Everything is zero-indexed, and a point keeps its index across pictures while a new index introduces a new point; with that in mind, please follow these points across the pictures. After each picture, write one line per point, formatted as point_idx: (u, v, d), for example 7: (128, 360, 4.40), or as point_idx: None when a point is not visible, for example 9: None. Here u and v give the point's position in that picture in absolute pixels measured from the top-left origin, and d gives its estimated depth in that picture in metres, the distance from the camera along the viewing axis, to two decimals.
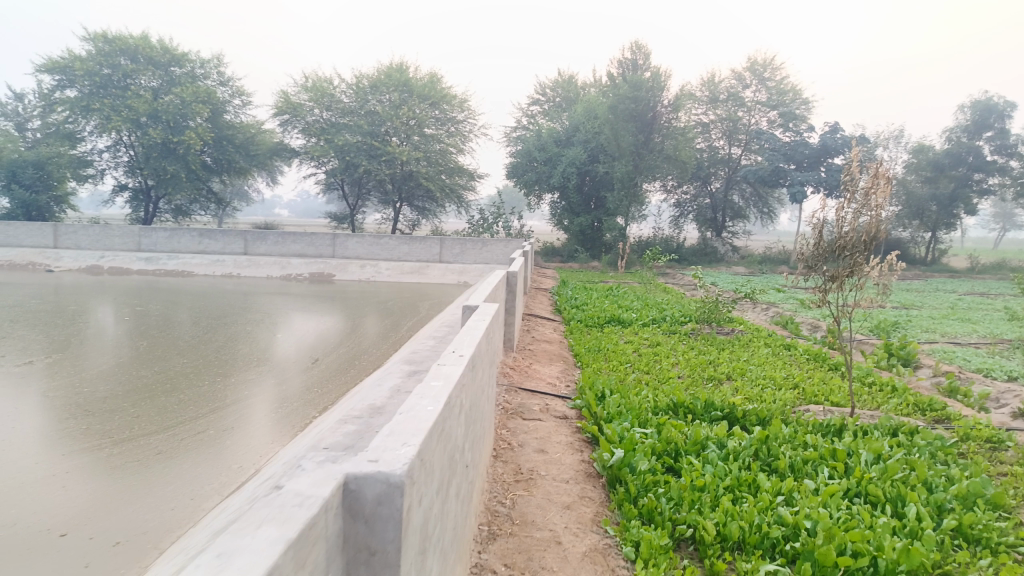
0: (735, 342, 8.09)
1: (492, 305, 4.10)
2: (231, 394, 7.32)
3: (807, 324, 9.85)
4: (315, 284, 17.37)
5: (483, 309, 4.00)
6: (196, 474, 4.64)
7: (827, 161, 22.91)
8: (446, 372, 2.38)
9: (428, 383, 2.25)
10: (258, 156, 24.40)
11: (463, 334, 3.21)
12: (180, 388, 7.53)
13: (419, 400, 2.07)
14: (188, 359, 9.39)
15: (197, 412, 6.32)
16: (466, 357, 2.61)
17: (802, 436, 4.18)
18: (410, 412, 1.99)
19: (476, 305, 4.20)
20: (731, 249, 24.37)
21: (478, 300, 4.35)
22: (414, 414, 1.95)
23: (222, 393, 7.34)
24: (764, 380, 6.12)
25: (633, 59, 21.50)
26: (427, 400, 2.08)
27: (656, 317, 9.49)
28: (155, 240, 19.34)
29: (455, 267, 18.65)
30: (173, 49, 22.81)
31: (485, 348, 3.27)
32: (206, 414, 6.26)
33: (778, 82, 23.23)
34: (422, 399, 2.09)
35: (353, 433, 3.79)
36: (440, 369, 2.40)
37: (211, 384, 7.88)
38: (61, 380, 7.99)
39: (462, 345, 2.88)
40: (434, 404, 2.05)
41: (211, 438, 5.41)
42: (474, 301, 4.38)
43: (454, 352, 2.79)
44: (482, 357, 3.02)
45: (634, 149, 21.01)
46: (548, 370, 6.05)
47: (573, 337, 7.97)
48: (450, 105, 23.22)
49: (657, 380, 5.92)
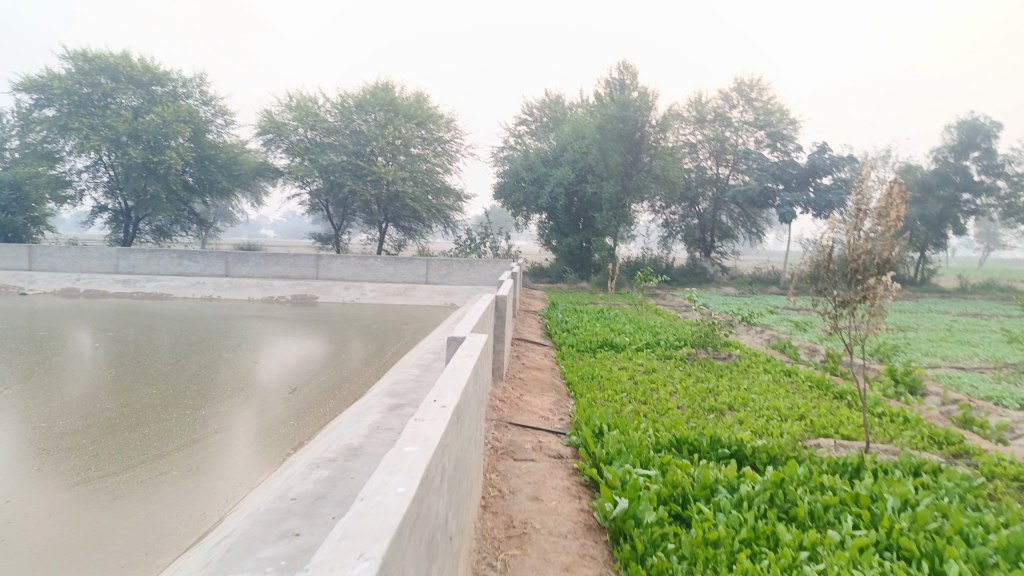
0: (734, 368, 7.76)
1: (481, 338, 3.73)
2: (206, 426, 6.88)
3: (805, 348, 9.54)
4: (298, 307, 16.92)
5: (469, 342, 3.63)
6: (154, 521, 4.22)
7: (815, 181, 22.84)
8: (423, 433, 1.99)
9: (400, 450, 1.86)
10: (240, 176, 23.99)
11: (447, 375, 2.84)
12: (151, 421, 7.05)
13: (384, 480, 1.67)
14: (161, 388, 8.93)
15: (167, 448, 5.87)
16: (449, 410, 2.20)
17: (818, 478, 3.85)
18: (373, 499, 1.59)
19: (463, 337, 3.83)
20: (720, 270, 24.17)
21: (464, 330, 3.99)
22: (376, 504, 1.56)
23: (198, 425, 6.90)
24: (767, 411, 5.80)
25: (620, 79, 21.41)
26: (395, 481, 1.68)
27: (650, 341, 9.16)
28: (133, 262, 18.85)
29: (442, 288, 18.27)
30: (154, 68, 22.48)
31: (472, 391, 2.89)
32: (178, 450, 5.82)
33: (765, 102, 23.12)
34: (388, 479, 1.69)
35: (325, 483, 3.39)
36: (418, 430, 2.02)
37: (185, 416, 7.40)
38: (22, 412, 7.53)
39: (445, 392, 2.50)
40: (405, 487, 1.65)
41: (180, 478, 4.98)
42: (460, 332, 4.01)
43: (435, 402, 2.38)
44: (468, 403, 2.64)
45: (622, 170, 21.05)
46: (540, 401, 5.68)
47: (565, 364, 7.61)
48: (436, 125, 22.95)
49: (656, 412, 5.57)
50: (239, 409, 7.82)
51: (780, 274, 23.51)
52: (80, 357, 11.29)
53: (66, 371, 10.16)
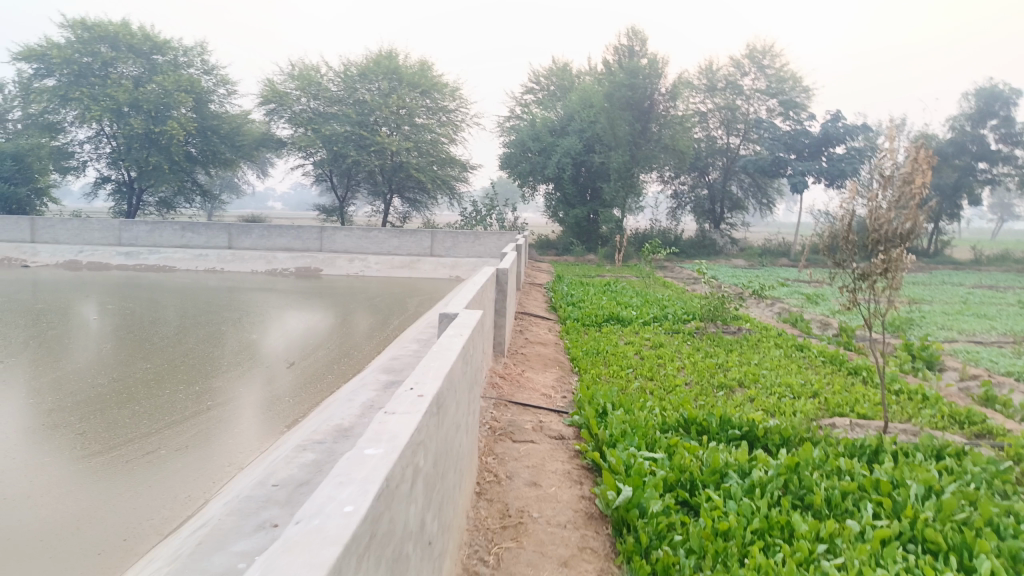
0: (743, 343, 7.51)
1: (475, 315, 3.49)
2: (205, 397, 6.72)
3: (817, 322, 9.28)
4: (302, 280, 16.73)
5: (463, 320, 3.38)
6: (136, 502, 4.07)
7: (828, 151, 22.38)
8: (390, 430, 1.73)
9: (359, 454, 1.59)
10: (244, 147, 23.67)
11: (431, 356, 2.59)
12: (145, 393, 6.80)
13: (331, 495, 1.42)
14: (163, 358, 8.77)
15: (159, 423, 5.64)
16: (424, 401, 1.95)
17: (835, 462, 3.63)
18: (312, 524, 1.33)
19: (456, 313, 3.58)
20: (729, 242, 23.79)
21: (459, 306, 3.74)
22: (316, 531, 1.30)
23: (193, 397, 6.65)
24: (780, 388, 5.56)
25: (629, 46, 20.88)
26: (342, 497, 1.42)
27: (657, 315, 8.91)
28: (135, 234, 18.66)
29: (446, 261, 18.02)
30: (154, 36, 22.10)
31: (460, 374, 2.64)
32: (169, 425, 5.58)
33: (777, 69, 22.53)
34: (336, 494, 1.43)
35: (309, 469, 3.19)
36: (386, 425, 1.76)
37: (182, 386, 7.15)
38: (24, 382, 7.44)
39: (426, 377, 2.25)
40: (354, 505, 1.39)
41: (168, 458, 4.78)
42: (454, 308, 3.76)
43: (409, 389, 2.12)
44: (453, 388, 2.39)
45: (630, 139, 20.59)
46: (542, 378, 5.46)
47: (570, 338, 7.36)
48: (440, 94, 22.51)
49: (663, 389, 5.36)
50: (238, 381, 7.59)
51: (791, 246, 23.14)
52: (84, 329, 11.17)
53: (71, 342, 10.07)
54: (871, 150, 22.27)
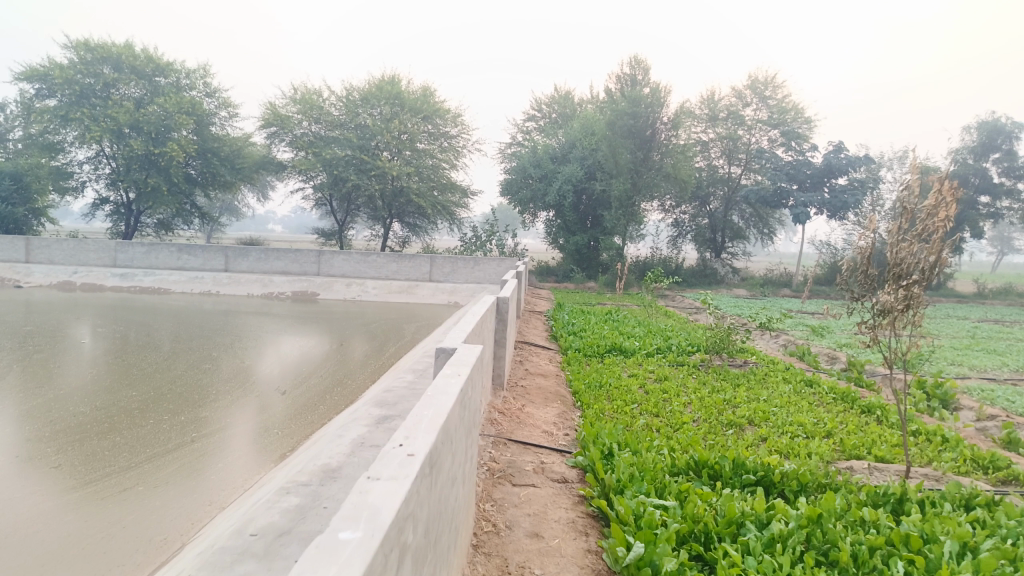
0: (750, 377, 7.27)
1: (475, 351, 3.26)
2: (193, 426, 6.48)
3: (824, 355, 9.06)
4: (298, 304, 16.50)
5: (462, 356, 3.15)
6: (104, 545, 3.83)
7: (830, 181, 22.32)
8: (372, 503, 1.49)
9: (333, 537, 1.35)
10: (244, 169, 23.55)
11: (424, 400, 2.36)
12: (127, 423, 6.49)
13: None
14: (157, 383, 8.57)
15: (138, 457, 5.34)
16: (414, 465, 1.69)
17: (859, 512, 3.38)
18: None
19: (454, 348, 3.35)
20: (731, 271, 23.60)
21: (456, 341, 3.50)
22: None
23: (178, 428, 6.34)
24: (792, 427, 5.32)
25: (631, 74, 20.89)
26: None
27: (661, 346, 8.68)
28: (131, 255, 18.47)
29: (445, 286, 17.80)
30: (157, 58, 22.12)
31: (456, 421, 2.39)
32: (148, 460, 5.28)
33: (779, 100, 22.52)
34: None
35: (291, 517, 2.94)
36: (368, 494, 1.53)
37: (167, 416, 6.84)
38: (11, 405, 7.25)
39: (418, 430, 2.01)
40: None
41: (144, 498, 4.49)
42: (451, 342, 3.53)
43: (396, 446, 1.87)
44: (448, 440, 2.14)
45: (632, 167, 20.48)
46: (543, 413, 5.22)
47: (571, 370, 7.12)
48: (442, 119, 22.47)
49: (670, 427, 5.11)
50: (229, 409, 7.36)
51: (793, 276, 22.96)
52: (73, 352, 10.91)
53: (64, 364, 9.89)
54: (873, 181, 22.20)
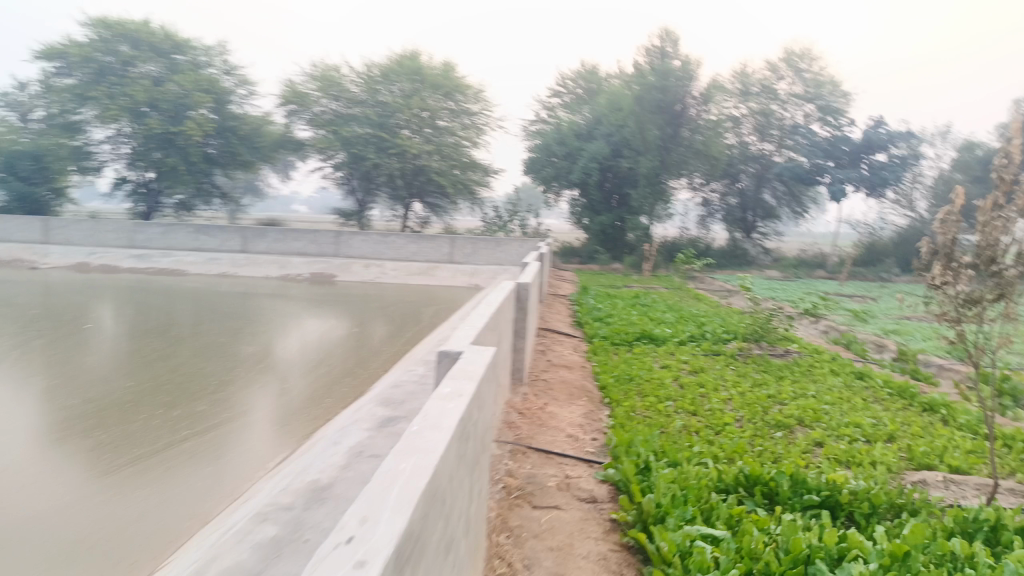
0: (794, 369, 6.65)
1: (486, 355, 2.70)
2: (192, 418, 5.93)
3: (872, 344, 8.41)
4: (316, 286, 16.08)
5: (470, 360, 2.60)
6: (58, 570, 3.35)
7: (868, 158, 21.40)
8: None
9: None
10: (262, 149, 23.07)
11: (405, 440, 1.81)
12: (117, 418, 5.79)
13: None
14: (177, 366, 8.18)
15: (119, 466, 4.68)
16: None
17: (950, 547, 2.78)
18: None
19: (460, 352, 2.80)
20: (762, 252, 22.77)
21: (462, 341, 2.94)
22: None
23: (169, 425, 5.65)
24: (852, 431, 4.70)
25: (660, 46, 20.06)
26: None
27: (694, 334, 8.07)
28: (149, 236, 18.17)
29: (466, 269, 17.27)
30: (175, 35, 21.67)
31: (449, 468, 1.85)
32: (130, 469, 4.63)
33: (815, 73, 21.50)
34: None
35: (264, 555, 2.43)
36: None
37: (162, 409, 6.16)
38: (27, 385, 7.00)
39: (380, 509, 1.49)
40: None
41: (114, 521, 3.86)
42: (456, 344, 2.96)
43: (339, 545, 1.35)
44: (431, 509, 1.60)
45: (660, 143, 19.89)
46: (567, 413, 4.66)
47: (598, 361, 6.55)
48: (464, 96, 21.78)
49: (711, 429, 4.59)
50: (240, 396, 6.84)
51: (827, 257, 22.10)
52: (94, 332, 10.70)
53: (87, 344, 9.68)
54: (914, 158, 21.19)
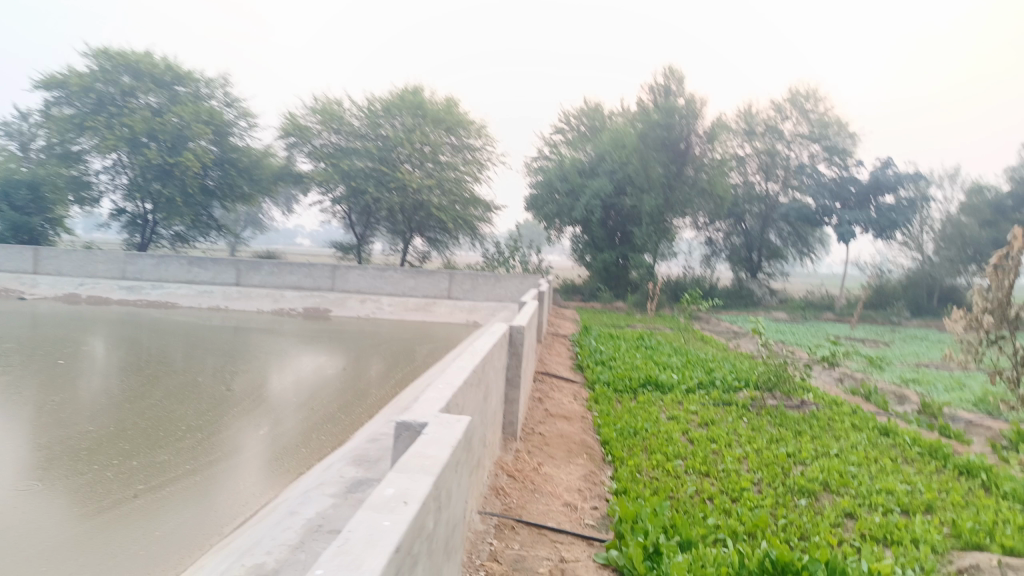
0: (812, 423, 6.13)
1: (457, 431, 2.21)
2: (159, 463, 5.37)
3: (893, 394, 7.89)
4: (310, 321, 15.59)
5: (433, 440, 2.09)
6: None
7: (877, 200, 21.05)
8: None
9: None
10: (262, 181, 22.79)
11: None
12: (61, 473, 5.05)
13: None
14: (156, 402, 7.65)
15: (40, 542, 3.96)
16: None
17: None
18: None
19: (423, 424, 2.32)
20: (768, 292, 22.32)
21: (430, 408, 2.44)
22: None
23: (121, 481, 4.93)
24: (884, 500, 4.18)
25: (665, 84, 19.88)
26: None
27: (702, 380, 7.55)
28: (141, 268, 17.73)
29: (464, 305, 16.80)
30: (177, 66, 21.54)
31: None
32: (55, 547, 3.92)
33: (821, 113, 21.23)
34: None
35: None
36: None
37: (119, 460, 5.42)
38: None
39: None
40: None
41: None
42: (423, 411, 2.45)
43: None
44: None
45: (664, 181, 19.60)
46: (564, 476, 4.12)
47: (600, 411, 6.04)
48: (467, 131, 21.54)
49: (727, 496, 4.13)
50: (216, 437, 6.27)
51: (835, 299, 21.63)
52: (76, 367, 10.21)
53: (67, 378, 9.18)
54: (923, 200, 20.83)
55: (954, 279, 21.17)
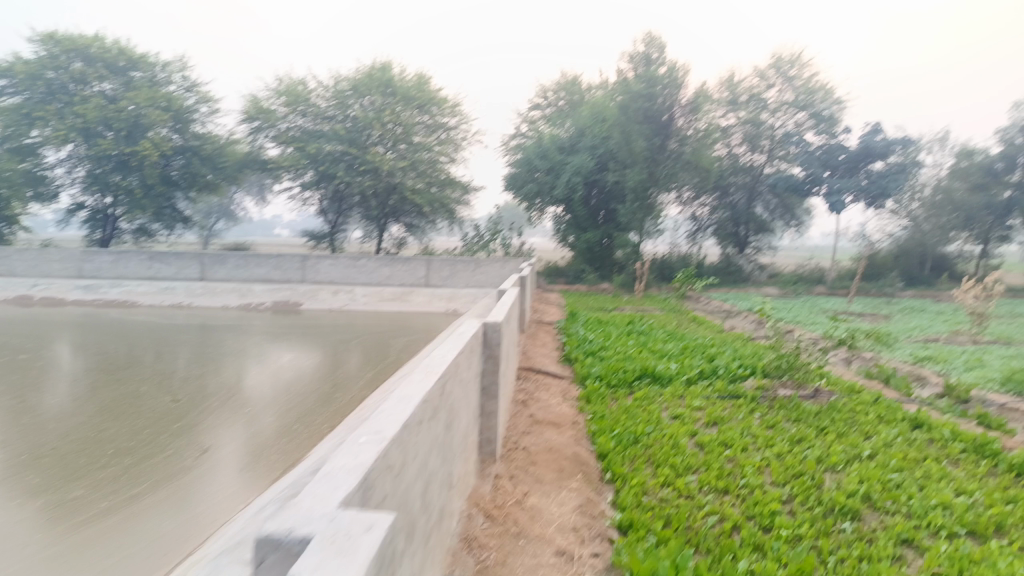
0: (835, 417, 5.37)
1: (355, 565, 1.31)
2: (74, 500, 4.35)
3: (912, 375, 7.22)
4: (280, 315, 14.66)
5: None
6: None
7: (867, 167, 20.42)
8: None
9: None
10: (226, 169, 21.67)
11: None
12: None
13: None
14: (86, 415, 6.58)
15: None
16: None
17: None
18: None
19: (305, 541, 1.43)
20: (757, 267, 21.68)
21: (322, 507, 1.54)
22: None
23: (22, 527, 3.98)
24: (945, 520, 3.43)
25: (645, 53, 19.02)
26: None
27: (705, 370, 6.78)
28: (99, 265, 16.69)
29: (443, 292, 15.95)
30: (129, 50, 20.29)
31: None
32: None
33: (806, 80, 20.48)
34: None
35: None
36: None
37: (22, 499, 4.41)
38: None
39: None
40: None
41: None
42: (313, 509, 1.54)
43: None
44: None
45: (647, 155, 18.80)
46: (555, 511, 3.32)
47: (594, 415, 5.25)
48: (440, 109, 20.56)
49: (754, 523, 3.38)
50: (151, 454, 5.26)
51: (825, 272, 21.06)
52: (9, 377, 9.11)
53: None
54: (913, 166, 20.16)
55: (945, 247, 20.65)
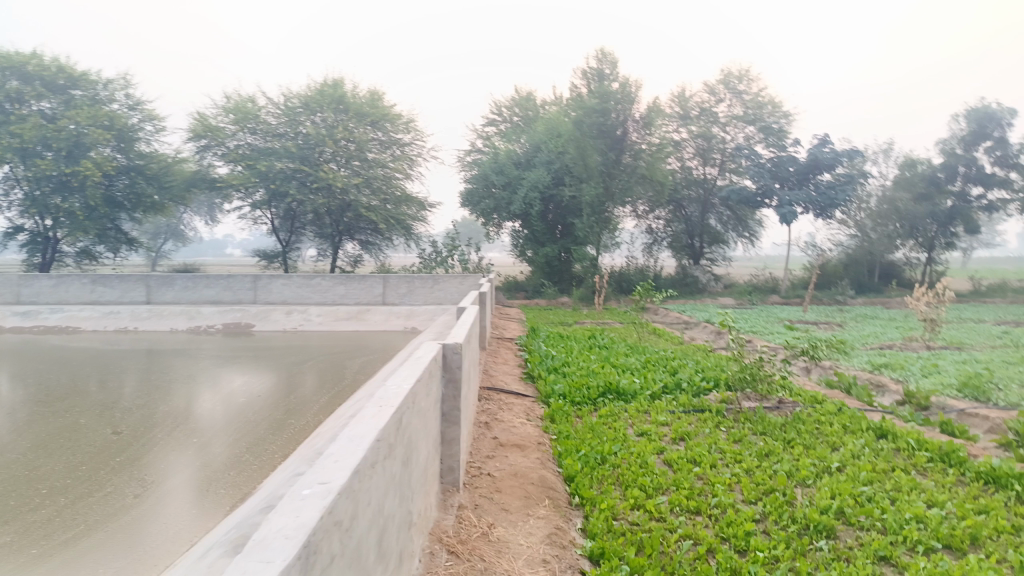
0: (801, 429, 5.30)
1: None
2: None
3: (872, 383, 7.25)
4: (231, 338, 14.18)
5: None
6: None
7: (815, 178, 20.86)
8: None
9: None
10: (173, 188, 21.04)
11: None
12: None
13: None
14: (17, 452, 6.11)
15: None
16: None
17: None
18: None
19: None
20: (713, 278, 21.90)
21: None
22: None
23: None
24: (920, 533, 3.36)
25: (598, 68, 19.16)
26: None
27: (668, 384, 6.68)
28: (37, 290, 15.94)
29: (400, 310, 15.67)
30: (69, 67, 19.62)
31: None
32: None
33: (754, 94, 20.90)
34: None
35: None
36: None
37: None
38: None
39: None
40: None
41: None
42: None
43: None
44: None
45: (602, 169, 18.89)
46: (523, 544, 3.12)
47: (559, 435, 5.08)
48: (394, 125, 20.37)
49: (729, 545, 3.26)
50: (88, 494, 4.89)
51: (779, 281, 21.39)
52: None
53: None
54: (859, 176, 20.67)
55: (893, 255, 21.18)
